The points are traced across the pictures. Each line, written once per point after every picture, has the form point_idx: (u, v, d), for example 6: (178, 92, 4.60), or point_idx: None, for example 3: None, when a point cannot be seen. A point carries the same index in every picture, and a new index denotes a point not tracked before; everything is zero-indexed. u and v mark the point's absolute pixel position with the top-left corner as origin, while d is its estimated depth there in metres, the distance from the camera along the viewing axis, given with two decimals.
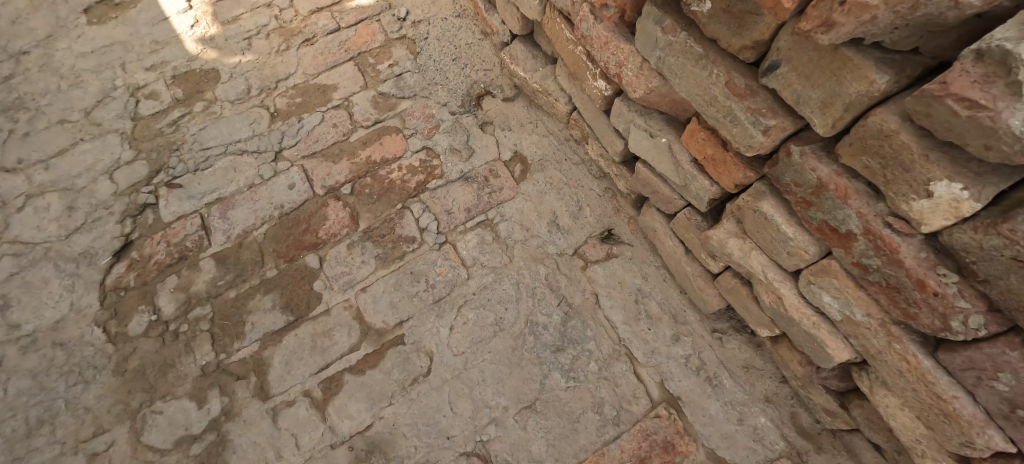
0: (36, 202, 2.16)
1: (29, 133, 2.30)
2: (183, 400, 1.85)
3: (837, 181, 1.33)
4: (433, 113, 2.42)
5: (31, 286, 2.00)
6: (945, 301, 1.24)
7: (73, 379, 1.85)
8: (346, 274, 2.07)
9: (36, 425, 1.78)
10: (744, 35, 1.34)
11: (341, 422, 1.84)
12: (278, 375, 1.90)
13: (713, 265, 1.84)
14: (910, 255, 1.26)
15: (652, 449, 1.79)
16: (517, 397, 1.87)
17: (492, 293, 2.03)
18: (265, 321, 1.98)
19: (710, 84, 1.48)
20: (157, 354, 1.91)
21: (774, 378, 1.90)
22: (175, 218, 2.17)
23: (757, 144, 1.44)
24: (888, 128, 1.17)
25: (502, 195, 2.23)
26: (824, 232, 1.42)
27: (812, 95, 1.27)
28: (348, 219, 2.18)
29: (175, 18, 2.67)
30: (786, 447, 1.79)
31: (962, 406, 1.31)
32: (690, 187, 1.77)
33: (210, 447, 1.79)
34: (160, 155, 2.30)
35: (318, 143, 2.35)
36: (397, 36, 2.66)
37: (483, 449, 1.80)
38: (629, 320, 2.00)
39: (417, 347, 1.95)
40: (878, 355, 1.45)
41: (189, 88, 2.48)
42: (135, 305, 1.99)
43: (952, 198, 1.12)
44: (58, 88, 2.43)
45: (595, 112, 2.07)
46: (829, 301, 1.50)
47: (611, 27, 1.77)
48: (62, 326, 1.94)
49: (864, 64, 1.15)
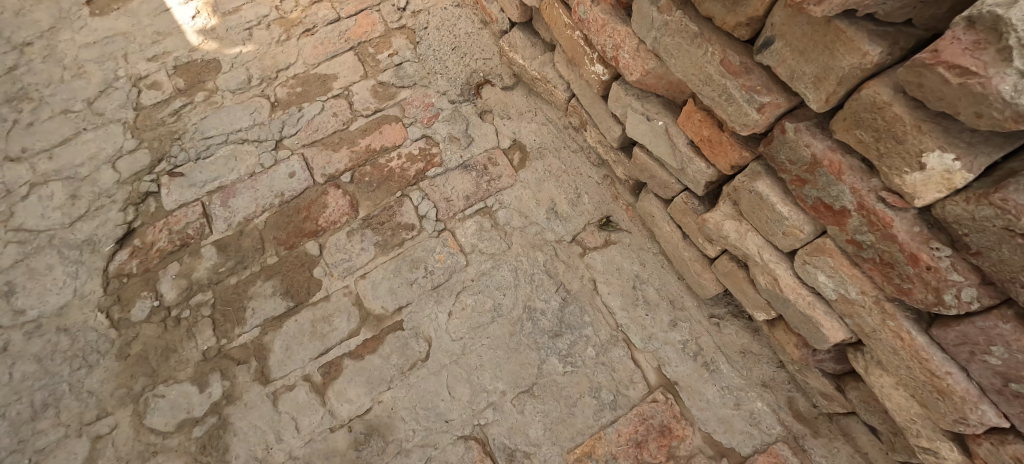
0: (40, 190, 2.19)
1: (33, 123, 2.34)
2: (185, 383, 1.87)
3: (831, 157, 1.33)
4: (432, 102, 2.43)
5: (36, 272, 2.03)
6: (937, 275, 1.24)
7: (78, 363, 1.88)
8: (346, 261, 2.09)
9: (41, 408, 1.81)
10: (739, 12, 1.35)
11: (340, 406, 1.86)
12: (278, 360, 1.92)
13: (710, 249, 1.84)
14: (903, 230, 1.26)
15: (649, 433, 1.80)
16: (515, 382, 1.88)
17: (491, 279, 2.05)
18: (266, 306, 2.01)
19: (706, 63, 1.48)
20: (159, 339, 1.94)
21: (772, 363, 1.91)
22: (176, 206, 2.19)
23: (752, 122, 1.44)
24: (881, 100, 1.17)
25: (500, 183, 2.24)
26: (819, 210, 1.42)
27: (806, 70, 1.27)
28: (348, 207, 2.19)
29: (177, 10, 2.69)
30: (783, 431, 1.80)
31: (955, 382, 1.32)
32: (687, 170, 1.77)
33: (211, 430, 1.81)
34: (162, 144, 2.33)
35: (319, 132, 2.37)
36: (397, 26, 2.67)
37: (481, 433, 1.82)
38: (627, 306, 2.01)
39: (415, 332, 1.96)
40: (872, 333, 1.45)
41: (190, 78, 2.50)
42: (138, 291, 2.02)
43: (945, 169, 1.12)
44: (61, 78, 2.45)
45: (593, 97, 2.08)
46: (824, 280, 1.50)
47: (608, 10, 1.78)
48: (66, 311, 1.97)
49: (857, 36, 1.15)
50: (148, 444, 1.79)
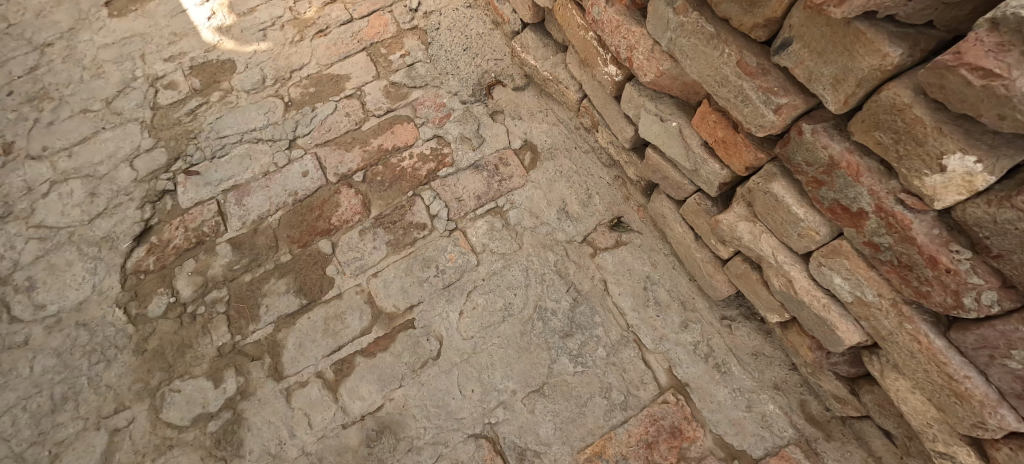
0: (60, 188, 2.23)
1: (53, 121, 2.38)
2: (200, 379, 1.90)
3: (849, 159, 1.33)
4: (443, 102, 2.45)
5: (56, 268, 2.07)
6: (957, 278, 1.24)
7: (96, 358, 1.92)
8: (357, 260, 2.11)
9: (61, 401, 1.85)
10: (756, 12, 1.35)
11: (352, 402, 1.87)
12: (292, 357, 1.94)
13: (723, 250, 1.83)
14: (923, 232, 1.26)
15: (660, 434, 1.80)
16: (525, 382, 1.88)
17: (502, 279, 2.05)
18: (279, 304, 2.03)
19: (722, 64, 1.49)
20: (175, 335, 1.97)
21: (785, 365, 1.89)
22: (193, 203, 2.22)
23: (768, 123, 1.44)
24: (901, 102, 1.16)
25: (512, 183, 2.25)
26: (835, 212, 1.42)
27: (824, 71, 1.27)
28: (360, 206, 2.21)
29: (193, 10, 2.73)
30: (795, 434, 1.79)
31: (974, 386, 1.30)
32: (701, 172, 1.77)
33: (226, 425, 1.83)
34: (178, 142, 2.36)
35: (331, 132, 2.39)
36: (409, 27, 2.69)
37: (492, 431, 1.83)
38: (639, 306, 2.01)
39: (427, 331, 1.98)
40: (889, 336, 1.44)
41: (205, 78, 2.53)
42: (155, 287, 2.05)
43: (966, 172, 1.12)
44: (80, 78, 2.50)
45: (606, 98, 2.08)
46: (839, 282, 1.49)
47: (623, 11, 1.79)
48: (85, 307, 2.00)
49: (877, 38, 1.14)
50: (164, 438, 1.81)
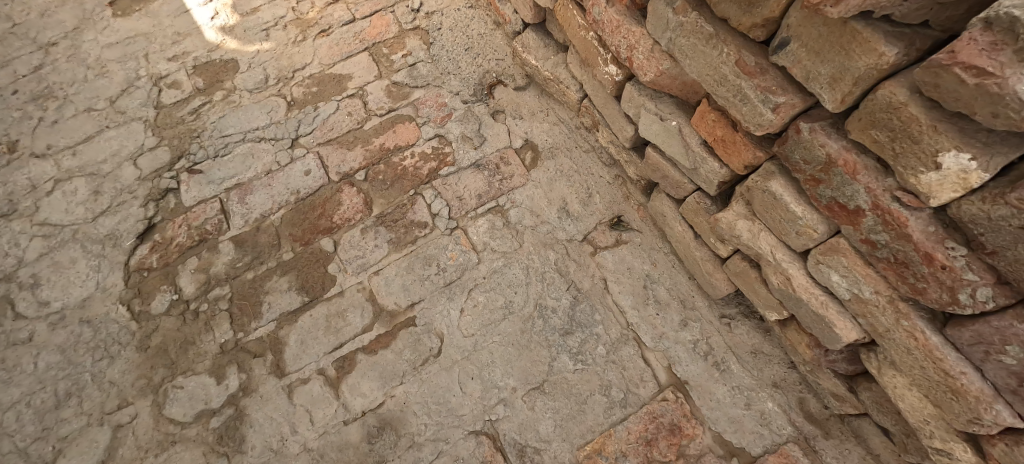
0: (64, 186, 2.25)
1: (58, 120, 2.40)
2: (203, 375, 1.91)
3: (846, 157, 1.34)
4: (444, 102, 2.46)
5: (60, 265, 2.08)
6: (952, 274, 1.25)
7: (100, 354, 1.93)
8: (359, 258, 2.12)
9: (64, 398, 1.86)
10: (755, 13, 1.36)
11: (354, 399, 1.89)
12: (293, 354, 1.95)
13: (722, 249, 1.85)
14: (918, 229, 1.27)
15: (659, 431, 1.81)
16: (526, 379, 1.90)
17: (502, 277, 2.07)
18: (281, 301, 2.04)
19: (721, 64, 1.50)
20: (178, 332, 1.99)
21: (784, 364, 1.91)
22: (196, 202, 2.23)
23: (766, 122, 1.45)
24: (897, 100, 1.17)
25: (513, 182, 2.26)
26: (833, 210, 1.43)
27: (822, 70, 1.28)
28: (362, 205, 2.22)
29: (196, 10, 2.75)
30: (794, 432, 1.80)
31: (969, 382, 1.31)
32: (700, 171, 1.78)
33: (228, 421, 1.85)
34: (181, 141, 2.38)
35: (334, 131, 2.40)
36: (411, 27, 2.70)
37: (492, 428, 1.84)
38: (638, 304, 2.02)
39: (428, 329, 1.99)
40: (886, 333, 1.45)
41: (208, 77, 2.55)
42: (157, 284, 2.07)
43: (961, 169, 1.13)
44: (84, 77, 2.52)
45: (606, 98, 2.09)
46: (837, 280, 1.51)
47: (623, 11, 1.80)
48: (88, 304, 2.02)
49: (874, 37, 1.16)
50: (167, 434, 1.82)
